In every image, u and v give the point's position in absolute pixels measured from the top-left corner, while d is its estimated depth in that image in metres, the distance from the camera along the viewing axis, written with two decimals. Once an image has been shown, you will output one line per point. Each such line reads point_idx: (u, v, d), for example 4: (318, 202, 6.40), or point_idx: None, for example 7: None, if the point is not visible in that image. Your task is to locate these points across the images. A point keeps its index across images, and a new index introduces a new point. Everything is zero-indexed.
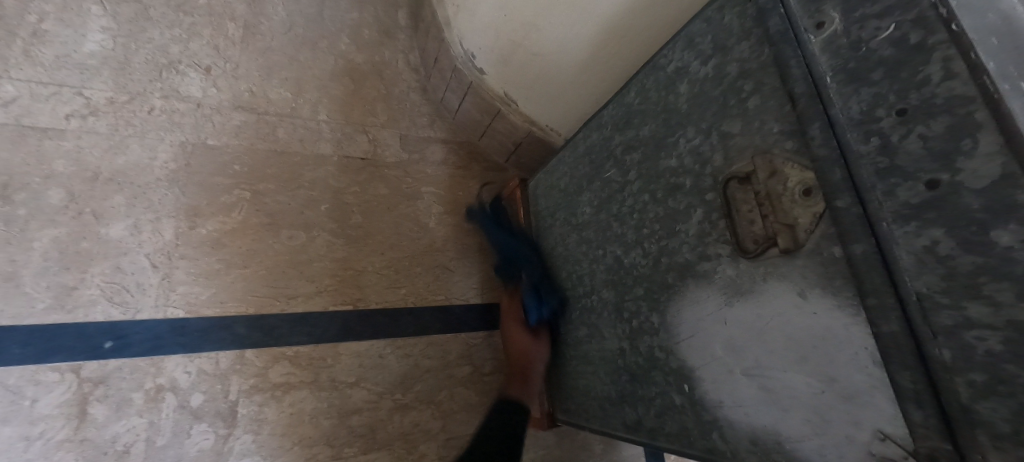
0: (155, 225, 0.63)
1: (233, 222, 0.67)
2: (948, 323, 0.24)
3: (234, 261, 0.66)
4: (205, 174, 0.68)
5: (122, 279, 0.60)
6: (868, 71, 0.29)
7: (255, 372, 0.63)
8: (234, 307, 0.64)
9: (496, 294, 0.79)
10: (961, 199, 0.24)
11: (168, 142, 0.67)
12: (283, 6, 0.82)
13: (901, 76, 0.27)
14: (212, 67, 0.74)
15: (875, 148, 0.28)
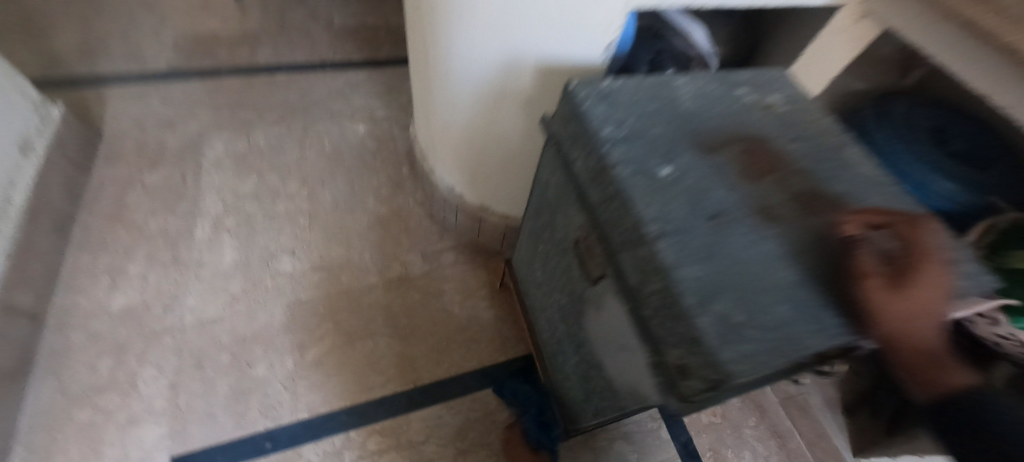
0: (282, 360, 0.97)
1: (326, 346, 1.00)
2: (643, 302, 0.47)
3: (332, 371, 0.97)
4: (304, 319, 1.03)
5: (270, 400, 0.93)
6: (591, 179, 0.54)
7: (359, 445, 0.91)
8: (338, 403, 0.94)
9: (516, 347, 1.05)
10: (629, 239, 0.48)
11: (280, 304, 1.04)
12: (329, 193, 1.22)
13: (597, 180, 0.52)
14: (295, 248, 1.12)
15: (603, 218, 0.52)
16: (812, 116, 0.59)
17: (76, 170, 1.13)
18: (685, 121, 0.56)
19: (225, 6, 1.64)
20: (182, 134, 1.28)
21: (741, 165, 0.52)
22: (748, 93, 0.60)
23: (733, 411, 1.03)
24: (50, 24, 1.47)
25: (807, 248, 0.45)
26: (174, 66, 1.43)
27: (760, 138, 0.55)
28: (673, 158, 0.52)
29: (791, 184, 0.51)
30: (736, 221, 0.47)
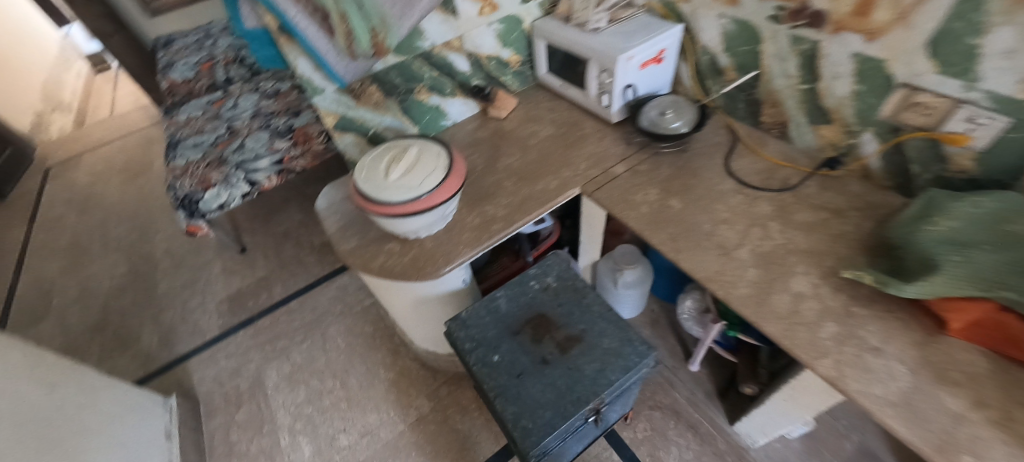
0: None
1: None
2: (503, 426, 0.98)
3: None
4: None
5: None
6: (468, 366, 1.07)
7: None
8: None
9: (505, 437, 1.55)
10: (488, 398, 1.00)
11: None
12: (355, 377, 1.77)
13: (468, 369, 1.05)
14: (346, 425, 1.66)
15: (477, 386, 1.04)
16: (568, 283, 1.14)
17: (194, 431, 1.69)
18: (505, 318, 1.09)
19: (240, 265, 2.27)
20: (247, 375, 1.85)
21: (533, 336, 1.05)
22: (535, 283, 1.15)
23: (659, 423, 1.46)
24: (135, 331, 2.10)
25: (564, 373, 0.98)
26: (224, 326, 2.04)
27: (542, 313, 1.09)
28: (502, 347, 1.04)
29: (557, 336, 1.04)
30: (533, 371, 1.00)
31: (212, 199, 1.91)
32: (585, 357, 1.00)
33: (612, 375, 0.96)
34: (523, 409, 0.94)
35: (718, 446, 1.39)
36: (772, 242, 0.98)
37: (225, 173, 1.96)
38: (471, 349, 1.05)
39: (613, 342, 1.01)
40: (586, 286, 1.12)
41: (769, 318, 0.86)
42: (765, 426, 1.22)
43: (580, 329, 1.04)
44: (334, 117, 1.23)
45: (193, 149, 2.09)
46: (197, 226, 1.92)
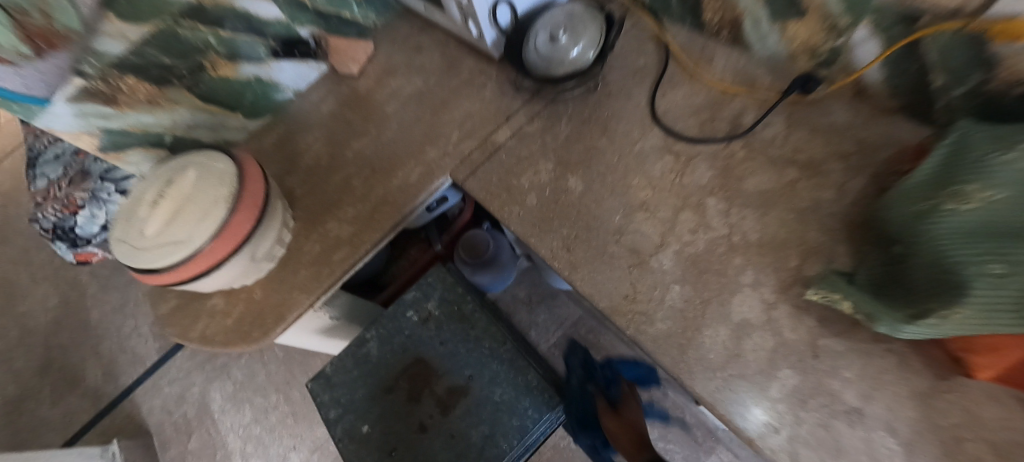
0: None
1: None
2: None
3: None
4: None
5: None
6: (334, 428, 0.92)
7: None
8: None
9: None
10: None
11: None
12: (297, 388, 1.63)
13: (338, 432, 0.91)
14: (297, 441, 1.56)
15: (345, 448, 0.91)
16: (452, 312, 0.95)
17: None
18: (376, 371, 0.93)
19: None
20: (192, 401, 1.73)
21: (409, 392, 0.92)
22: (411, 314, 0.95)
23: (620, 400, 1.33)
24: (77, 366, 1.97)
25: (445, 441, 0.88)
26: (161, 349, 1.87)
27: (420, 358, 0.93)
28: (373, 412, 0.91)
29: (439, 390, 0.91)
30: (408, 442, 0.90)
31: (89, 223, 1.66)
32: (469, 417, 0.89)
33: (502, 440, 0.87)
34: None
35: (684, 421, 1.27)
36: (708, 236, 0.66)
37: (89, 190, 1.63)
38: (339, 417, 0.92)
39: (506, 394, 0.90)
40: (474, 314, 0.94)
41: (695, 371, 0.59)
42: None
43: (466, 377, 0.91)
44: (92, 138, 0.81)
45: (52, 162, 1.74)
46: (88, 253, 1.77)
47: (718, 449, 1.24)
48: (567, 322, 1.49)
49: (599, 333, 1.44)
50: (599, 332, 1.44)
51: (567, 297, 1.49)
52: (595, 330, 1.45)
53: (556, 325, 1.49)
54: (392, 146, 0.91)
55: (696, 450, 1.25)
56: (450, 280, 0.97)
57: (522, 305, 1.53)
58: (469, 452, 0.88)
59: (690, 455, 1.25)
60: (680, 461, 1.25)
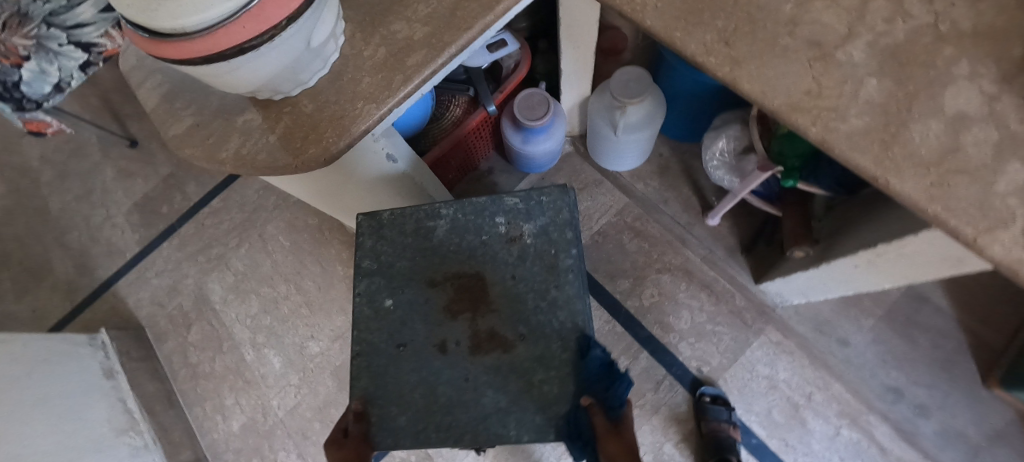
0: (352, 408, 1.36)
1: None
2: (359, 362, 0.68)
3: None
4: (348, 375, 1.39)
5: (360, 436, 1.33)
6: (366, 275, 0.72)
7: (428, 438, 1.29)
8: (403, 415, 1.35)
9: None
10: (363, 330, 0.70)
11: (328, 374, 1.40)
12: (310, 278, 1.50)
13: (370, 281, 0.71)
14: (313, 331, 1.44)
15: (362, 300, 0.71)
16: (544, 254, 0.70)
17: (146, 362, 1.47)
18: (427, 255, 0.72)
19: (138, 163, 1.77)
20: (187, 292, 1.57)
21: (448, 302, 0.70)
22: (501, 222, 0.72)
23: (668, 286, 1.25)
24: (42, 260, 1.73)
25: (455, 383, 0.66)
26: (144, 240, 1.67)
27: (482, 273, 0.70)
28: (406, 291, 0.71)
29: (481, 323, 0.68)
30: (420, 348, 0.68)
31: (39, 80, 1.08)
32: (496, 379, 0.65)
33: (512, 424, 0.63)
34: (377, 387, 0.66)
35: (735, 304, 1.21)
36: (909, 25, 0.54)
37: (34, 35, 1.06)
38: (370, 273, 0.72)
39: (559, 389, 0.64)
40: (566, 274, 0.69)
41: (904, 169, 0.49)
42: (808, 288, 0.99)
43: (517, 332, 0.67)
44: None
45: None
46: (39, 120, 1.43)
47: (768, 330, 1.17)
48: (613, 209, 1.31)
49: (647, 220, 1.29)
50: (646, 219, 1.29)
51: (614, 186, 1.32)
52: (644, 218, 1.29)
53: (601, 212, 1.32)
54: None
55: (746, 333, 1.18)
56: (562, 219, 0.71)
57: None
58: (474, 413, 0.64)
59: (739, 337, 1.19)
60: (728, 344, 1.19)
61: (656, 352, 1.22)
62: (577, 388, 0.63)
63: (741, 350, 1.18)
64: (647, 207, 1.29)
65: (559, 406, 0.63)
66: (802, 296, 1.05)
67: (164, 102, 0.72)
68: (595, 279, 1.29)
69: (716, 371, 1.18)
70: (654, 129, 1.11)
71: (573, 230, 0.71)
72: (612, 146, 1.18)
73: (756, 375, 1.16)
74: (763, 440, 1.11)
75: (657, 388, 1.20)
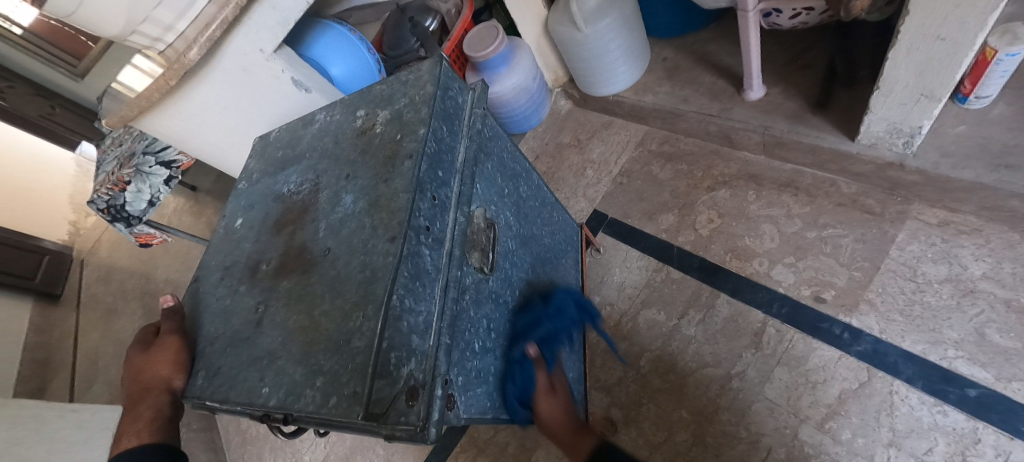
0: None
1: None
2: (196, 285, 0.56)
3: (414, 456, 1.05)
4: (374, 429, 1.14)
5: None
6: (238, 188, 0.63)
7: None
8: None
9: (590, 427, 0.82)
10: (213, 247, 0.59)
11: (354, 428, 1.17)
12: None
13: (242, 192, 0.62)
14: None
15: (223, 221, 0.61)
16: (388, 143, 0.48)
17: (204, 433, 1.40)
18: (286, 166, 0.59)
19: None
20: None
21: (280, 215, 0.53)
22: (359, 115, 0.54)
23: (730, 203, 0.89)
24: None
25: (244, 322, 0.46)
26: None
27: (320, 179, 0.52)
28: (259, 207, 0.58)
29: (297, 237, 0.49)
30: (238, 271, 0.52)
31: (137, 199, 1.53)
32: (283, 311, 0.43)
33: (269, 377, 0.40)
34: (188, 316, 0.53)
35: (842, 194, 0.80)
36: None
37: (134, 165, 1.53)
38: (241, 193, 0.62)
39: (340, 326, 0.38)
40: (404, 161, 0.45)
41: None
42: (925, 74, 0.57)
43: (321, 245, 0.45)
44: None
45: (111, 158, 1.67)
46: (146, 236, 1.65)
47: (915, 210, 0.74)
48: (632, 143, 1.07)
49: (678, 138, 1.02)
50: (676, 139, 1.02)
51: (627, 113, 1.10)
52: (671, 138, 1.03)
53: (617, 152, 1.08)
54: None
55: (878, 226, 0.75)
56: (424, 95, 0.49)
57: (570, 148, 1.15)
58: (247, 355, 0.43)
59: (869, 235, 0.75)
60: (853, 249, 0.76)
61: (741, 290, 0.81)
62: (359, 328, 0.36)
63: (880, 253, 0.74)
64: (670, 121, 1.02)
65: (323, 368, 0.36)
66: (936, 102, 0.59)
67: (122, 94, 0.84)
68: (627, 225, 0.98)
69: (849, 294, 0.73)
70: (622, 9, 0.97)
71: (431, 107, 0.47)
72: (589, 53, 1.02)
73: (927, 282, 0.69)
74: (992, 387, 0.61)
75: (759, 343, 0.76)
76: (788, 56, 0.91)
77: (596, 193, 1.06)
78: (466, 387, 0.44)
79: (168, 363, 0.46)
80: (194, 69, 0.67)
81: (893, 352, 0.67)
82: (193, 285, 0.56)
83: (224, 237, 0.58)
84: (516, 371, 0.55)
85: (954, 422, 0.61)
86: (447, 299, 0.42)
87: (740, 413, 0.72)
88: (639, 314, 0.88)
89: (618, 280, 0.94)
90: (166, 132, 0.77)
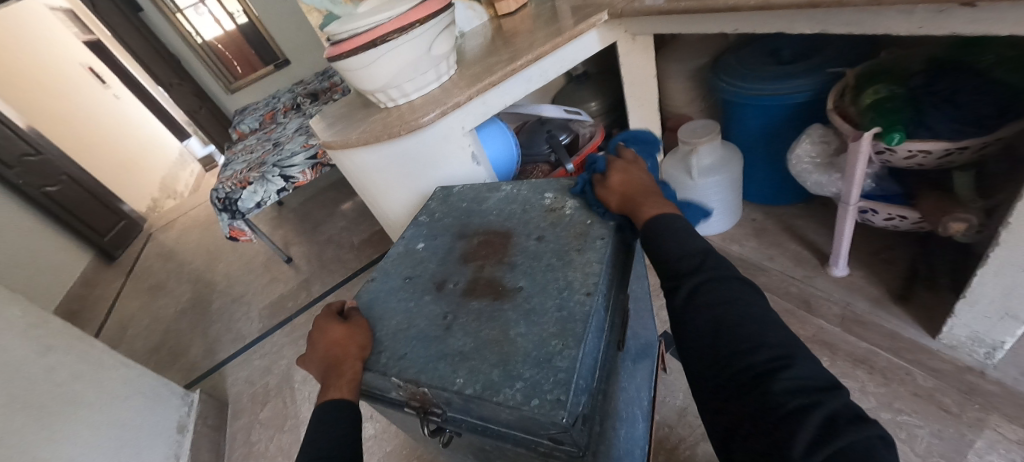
0: None
1: None
2: (368, 288, 0.67)
3: None
4: None
5: None
6: (418, 217, 0.78)
7: None
8: None
9: None
10: (389, 261, 0.71)
11: None
12: None
13: (421, 221, 0.76)
14: (367, 420, 1.28)
15: (400, 241, 0.74)
16: (579, 223, 0.62)
17: (216, 432, 1.41)
18: (471, 216, 0.73)
19: (283, 274, 2.07)
20: (278, 372, 1.57)
21: (467, 251, 0.66)
22: (549, 196, 0.69)
23: None
24: (157, 342, 1.87)
25: (430, 325, 0.57)
26: (254, 331, 1.80)
27: (509, 232, 0.65)
28: (442, 240, 0.71)
29: (486, 271, 0.61)
30: (420, 283, 0.64)
31: (250, 198, 1.74)
32: (473, 324, 0.54)
33: (461, 371, 0.49)
34: (366, 305, 0.64)
35: (919, 385, 0.86)
36: None
37: (261, 171, 1.75)
38: (421, 224, 0.76)
39: (539, 349, 0.47)
40: (596, 240, 0.58)
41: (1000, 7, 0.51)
42: (1012, 297, 0.69)
43: (515, 283, 0.56)
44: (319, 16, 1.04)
45: (240, 160, 1.94)
46: (239, 229, 1.83)
47: (994, 421, 0.78)
48: None
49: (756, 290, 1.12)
50: (753, 290, 1.12)
51: (710, 256, 1.23)
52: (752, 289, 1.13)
53: None
54: (548, 23, 1.06)
55: (955, 426, 0.79)
56: None
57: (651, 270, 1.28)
58: (430, 352, 0.53)
59: (946, 433, 0.79)
60: (929, 441, 0.79)
61: None
62: (557, 351, 0.46)
63: (958, 453, 0.76)
64: (753, 275, 1.14)
65: (523, 376, 0.45)
66: (1018, 322, 0.71)
67: (315, 126, 1.01)
68: None
69: None
70: (733, 172, 1.14)
71: None
72: (695, 198, 1.19)
73: None
74: None
75: None
76: (872, 249, 1.04)
77: None
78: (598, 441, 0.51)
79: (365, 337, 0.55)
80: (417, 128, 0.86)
81: None
82: (369, 285, 0.68)
83: (404, 255, 0.71)
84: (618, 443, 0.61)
85: None
86: (605, 355, 0.52)
87: None
88: (700, 444, 0.91)
89: (681, 403, 0.98)
90: (358, 162, 0.92)
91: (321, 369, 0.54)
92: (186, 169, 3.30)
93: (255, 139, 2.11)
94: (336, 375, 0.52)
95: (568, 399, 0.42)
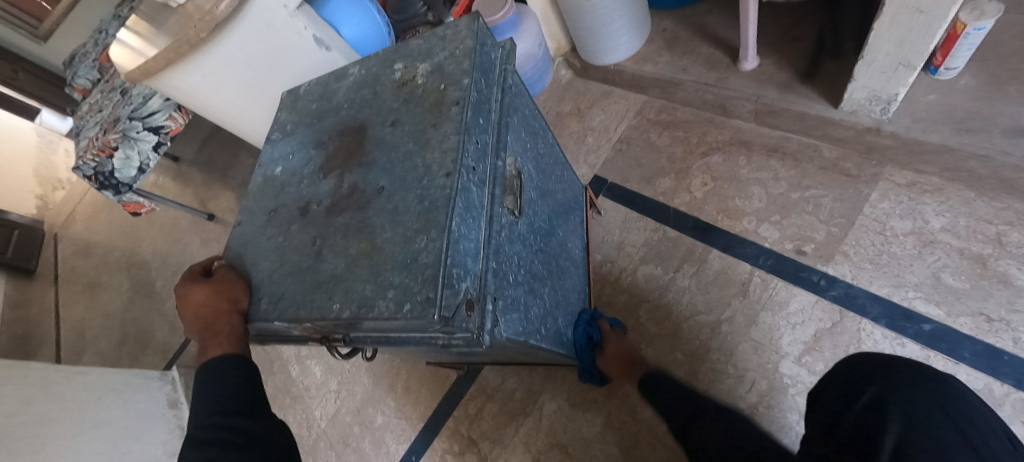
0: (373, 420, 1.14)
1: (397, 386, 1.16)
2: (237, 232, 0.59)
3: (415, 409, 1.11)
4: (373, 384, 1.18)
5: (388, 447, 1.08)
6: (272, 133, 0.66)
7: (474, 430, 1.02)
8: (429, 420, 1.08)
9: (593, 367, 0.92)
10: (252, 195, 0.62)
11: (354, 383, 1.21)
12: None
13: (276, 136, 0.65)
14: None
15: (259, 167, 0.64)
16: (432, 92, 0.52)
17: None
18: (324, 116, 0.62)
19: (212, 231, 1.93)
20: None
21: (326, 160, 0.57)
22: (399, 68, 0.58)
23: (723, 167, 0.97)
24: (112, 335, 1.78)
25: (303, 254, 0.51)
26: None
27: (364, 125, 0.56)
28: (299, 153, 0.61)
29: (346, 178, 0.53)
30: (287, 211, 0.56)
31: (126, 166, 1.44)
32: (342, 242, 0.48)
33: (338, 295, 0.45)
34: (236, 252, 0.57)
35: (824, 159, 0.89)
36: None
37: (119, 130, 1.41)
38: (275, 143, 0.64)
39: (408, 251, 0.43)
40: (451, 107, 0.49)
41: None
42: (906, 43, 0.66)
43: (375, 183, 0.49)
44: None
45: (93, 124, 1.63)
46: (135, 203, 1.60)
47: (888, 172, 0.84)
48: (630, 112, 1.14)
49: (675, 107, 1.09)
50: (673, 109, 1.09)
51: (626, 85, 1.17)
52: (669, 108, 1.10)
53: (617, 121, 1.15)
54: None
55: (854, 187, 0.85)
56: (465, 48, 0.53)
57: (571, 117, 1.21)
58: (309, 286, 0.48)
59: (845, 195, 0.85)
60: (832, 207, 0.84)
61: (731, 247, 0.89)
62: (423, 247, 0.42)
63: (855, 210, 0.83)
64: (668, 91, 1.09)
65: (393, 286, 0.42)
66: (911, 71, 0.70)
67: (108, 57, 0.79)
68: (627, 189, 1.04)
69: (826, 247, 0.82)
70: None
71: (472, 60, 0.52)
72: (595, 22, 1.08)
73: (894, 235, 0.79)
74: (943, 321, 0.70)
75: (746, 291, 0.84)
76: (781, 30, 0.98)
77: (596, 159, 1.12)
78: (507, 311, 0.49)
79: (230, 287, 0.50)
80: (222, 22, 0.69)
81: (862, 295, 0.76)
82: (237, 228, 0.60)
83: (267, 183, 0.61)
84: (540, 306, 0.61)
85: (910, 351, 0.71)
86: (491, 233, 0.48)
87: (727, 353, 0.80)
88: (638, 269, 0.94)
89: (617, 239, 1.00)
90: (184, 88, 0.76)
91: (197, 334, 0.51)
92: (59, 152, 2.28)
93: (98, 94, 1.76)
94: (212, 335, 0.49)
95: (438, 295, 0.39)
